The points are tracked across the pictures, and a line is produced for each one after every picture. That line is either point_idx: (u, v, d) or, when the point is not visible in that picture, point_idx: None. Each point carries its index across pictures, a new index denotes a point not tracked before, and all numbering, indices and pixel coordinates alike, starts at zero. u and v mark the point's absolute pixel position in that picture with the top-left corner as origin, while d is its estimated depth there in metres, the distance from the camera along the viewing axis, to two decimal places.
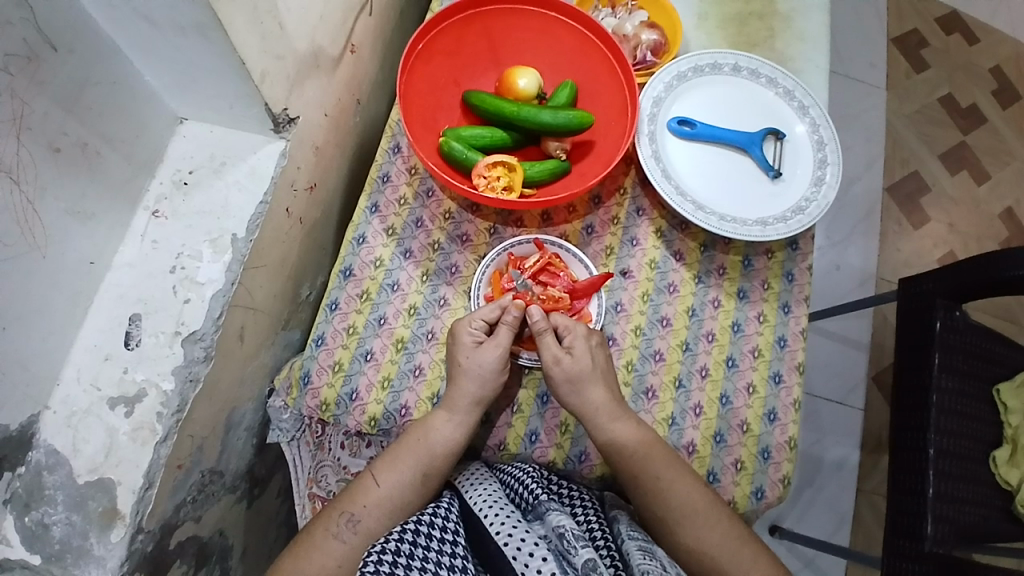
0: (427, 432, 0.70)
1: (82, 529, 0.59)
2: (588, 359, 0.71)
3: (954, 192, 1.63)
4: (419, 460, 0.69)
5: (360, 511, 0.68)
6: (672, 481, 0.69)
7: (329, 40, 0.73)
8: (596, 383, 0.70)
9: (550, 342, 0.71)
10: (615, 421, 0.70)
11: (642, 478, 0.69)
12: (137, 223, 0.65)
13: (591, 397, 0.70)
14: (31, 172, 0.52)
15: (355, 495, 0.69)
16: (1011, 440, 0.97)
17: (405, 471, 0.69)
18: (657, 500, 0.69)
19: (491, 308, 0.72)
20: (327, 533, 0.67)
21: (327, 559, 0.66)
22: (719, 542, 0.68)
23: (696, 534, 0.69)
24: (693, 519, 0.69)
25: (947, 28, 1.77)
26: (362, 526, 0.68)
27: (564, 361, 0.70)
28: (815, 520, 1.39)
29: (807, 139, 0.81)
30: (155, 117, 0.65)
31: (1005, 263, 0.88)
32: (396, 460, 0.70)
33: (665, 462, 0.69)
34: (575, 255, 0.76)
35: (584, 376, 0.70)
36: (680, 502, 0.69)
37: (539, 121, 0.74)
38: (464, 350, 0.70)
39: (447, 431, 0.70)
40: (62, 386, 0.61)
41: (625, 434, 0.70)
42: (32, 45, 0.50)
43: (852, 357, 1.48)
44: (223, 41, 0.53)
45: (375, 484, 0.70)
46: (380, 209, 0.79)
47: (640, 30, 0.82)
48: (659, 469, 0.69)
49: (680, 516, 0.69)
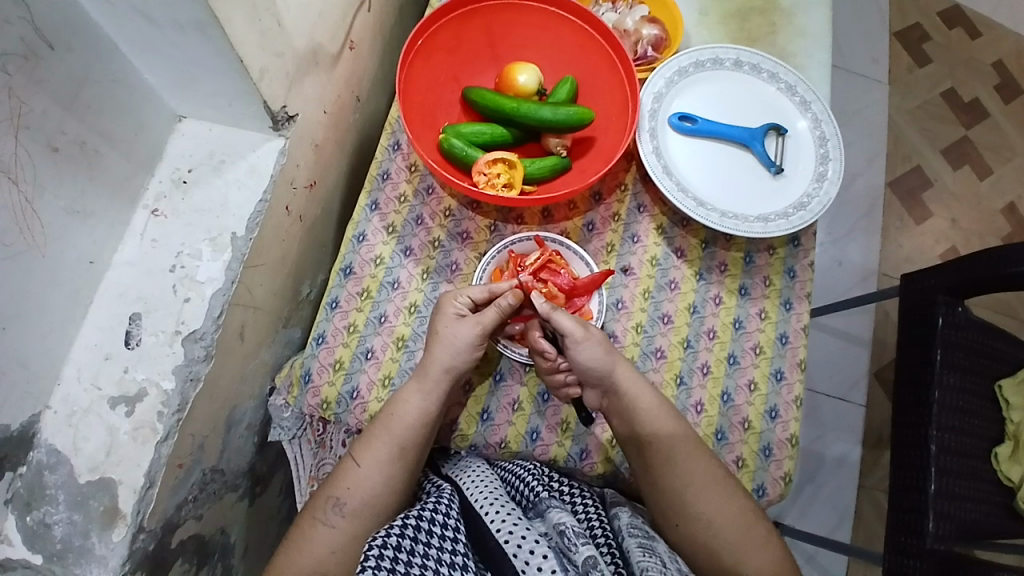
0: (403, 408, 0.69)
1: (83, 528, 0.59)
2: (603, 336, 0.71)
3: (956, 188, 1.62)
4: (393, 436, 0.68)
5: (344, 494, 0.68)
6: (691, 452, 0.69)
7: (328, 37, 0.73)
8: (616, 359, 0.71)
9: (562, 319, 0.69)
10: (637, 392, 0.70)
11: (662, 448, 0.69)
12: (136, 222, 0.65)
13: (614, 370, 0.70)
14: (30, 171, 0.52)
15: (338, 479, 0.69)
16: (1013, 436, 0.97)
17: (381, 448, 0.68)
18: (675, 471, 0.69)
19: (479, 288, 0.71)
20: (314, 520, 0.67)
21: (317, 546, 0.66)
22: (734, 514, 0.69)
23: (713, 505, 0.69)
24: (710, 490, 0.69)
25: (950, 23, 1.76)
26: (348, 508, 0.67)
27: (584, 335, 0.69)
28: (816, 516, 1.39)
29: (809, 135, 0.80)
30: (153, 115, 0.65)
31: (1007, 259, 0.88)
32: (372, 438, 0.69)
33: (684, 434, 0.70)
34: (576, 253, 0.76)
35: (606, 352, 0.70)
36: (699, 472, 0.69)
37: (539, 118, 0.74)
38: (446, 321, 0.70)
39: (416, 402, 0.69)
40: (62, 386, 0.60)
41: (647, 403, 0.70)
42: (30, 44, 0.50)
43: (853, 353, 1.48)
44: (222, 39, 0.53)
45: (356, 465, 0.69)
46: (380, 206, 0.78)
47: (641, 24, 0.81)
48: (680, 438, 0.70)
49: (698, 488, 0.69)
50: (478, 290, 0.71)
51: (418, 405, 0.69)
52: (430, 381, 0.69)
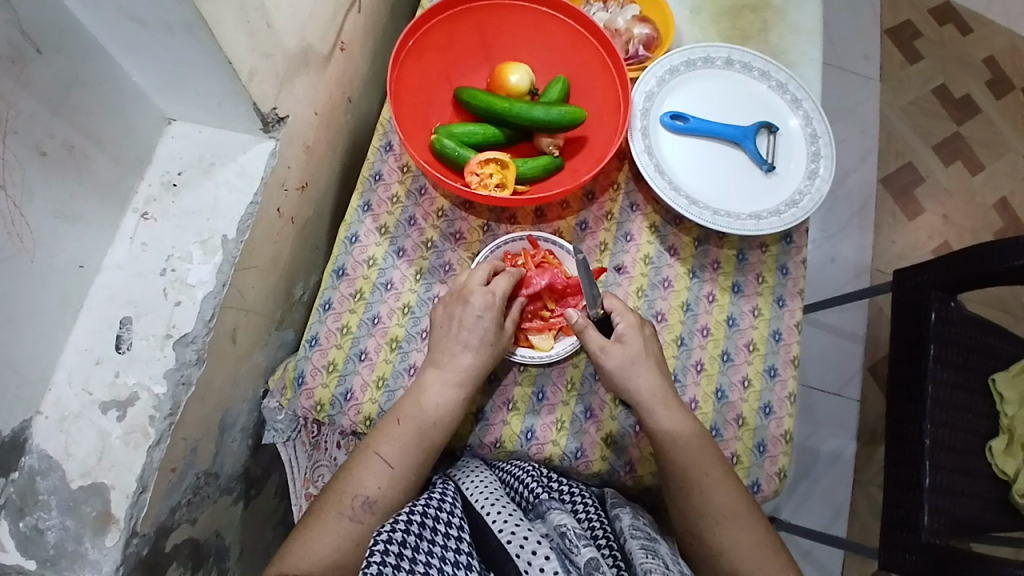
0: (426, 408, 0.69)
1: (76, 533, 0.58)
2: (640, 344, 0.71)
3: (948, 183, 1.63)
4: (426, 434, 0.69)
5: (375, 493, 0.67)
6: (718, 481, 0.69)
7: (318, 38, 0.72)
8: (647, 369, 0.71)
9: (594, 335, 0.71)
10: (670, 411, 0.70)
11: (689, 472, 0.69)
12: (126, 225, 0.65)
13: (641, 385, 0.70)
14: (18, 175, 0.52)
15: (364, 477, 0.68)
16: (1007, 430, 0.97)
17: (416, 449, 0.68)
18: (699, 496, 0.69)
19: (506, 280, 0.71)
20: (341, 516, 0.66)
21: (345, 542, 0.66)
22: (751, 547, 0.68)
23: (734, 535, 0.68)
24: (732, 520, 0.68)
25: (941, 19, 1.77)
26: (378, 506, 0.67)
27: (612, 349, 0.70)
28: (811, 512, 1.39)
29: (801, 133, 0.81)
30: (142, 117, 0.65)
31: (1000, 254, 0.88)
32: (404, 438, 0.68)
33: (714, 459, 0.69)
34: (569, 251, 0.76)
35: (634, 365, 0.70)
36: (723, 500, 0.68)
37: (531, 117, 0.73)
38: (466, 317, 0.70)
39: (417, 403, 0.69)
40: (54, 390, 0.60)
41: (679, 423, 0.70)
42: (17, 47, 0.50)
43: (848, 349, 1.49)
44: (210, 40, 0.53)
45: (385, 464, 0.68)
46: (372, 207, 0.78)
47: (632, 23, 0.81)
48: (710, 464, 0.69)
49: (720, 515, 0.68)
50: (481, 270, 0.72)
51: (448, 408, 0.69)
52: (451, 370, 0.70)
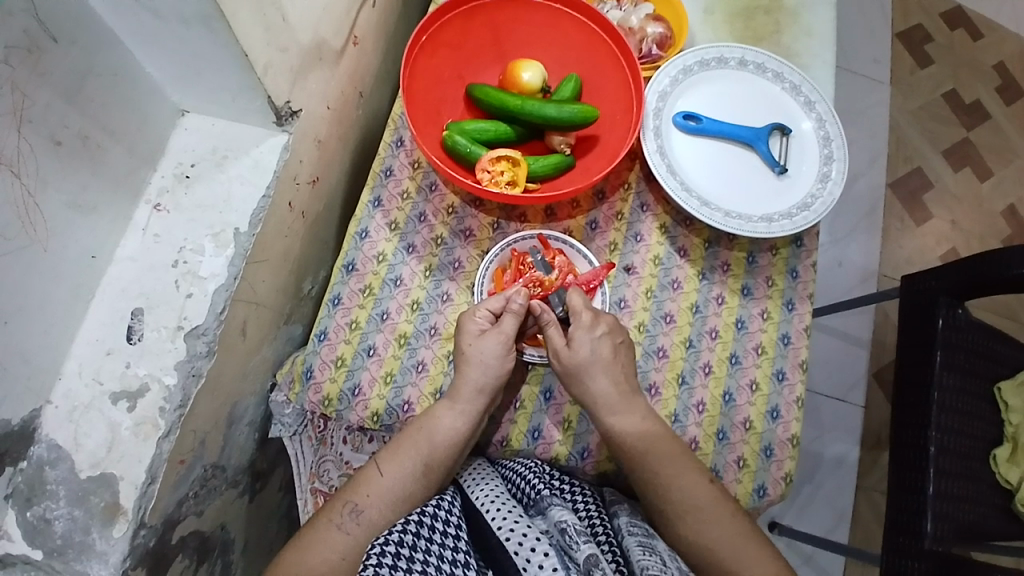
0: (430, 423, 0.68)
1: (83, 524, 0.58)
2: (587, 352, 0.69)
3: (956, 189, 1.62)
4: (426, 449, 0.68)
5: (363, 502, 0.67)
6: (673, 478, 0.68)
7: (332, 33, 0.72)
8: (600, 374, 0.69)
9: (555, 334, 0.72)
10: (622, 415, 0.70)
11: (644, 473, 0.69)
12: (138, 216, 0.65)
13: (596, 390, 0.69)
14: (31, 165, 0.52)
15: (359, 485, 0.68)
16: (1012, 438, 0.97)
17: (407, 462, 0.68)
18: (659, 494, 0.69)
19: (497, 300, 0.71)
20: (330, 524, 0.66)
21: (329, 551, 0.65)
22: (723, 537, 0.67)
23: (701, 528, 0.68)
24: (694, 513, 0.68)
25: (952, 25, 1.76)
26: (364, 517, 0.67)
27: (563, 356, 0.70)
28: (814, 516, 1.39)
29: (814, 135, 0.80)
30: (156, 109, 0.65)
31: (1010, 260, 0.88)
32: (398, 449, 0.69)
33: (669, 457, 0.69)
34: (579, 250, 0.76)
35: (587, 370, 0.69)
36: (683, 496, 0.68)
37: (543, 116, 0.73)
38: (468, 338, 0.70)
39: (448, 420, 0.68)
40: (64, 380, 0.60)
41: (631, 427, 0.69)
42: (32, 36, 0.49)
43: (853, 354, 1.49)
44: (226, 33, 0.53)
45: (378, 473, 0.69)
46: (382, 203, 0.78)
47: (646, 23, 0.81)
48: (663, 465, 0.68)
49: (680, 510, 0.68)
50: (495, 302, 0.70)
51: (448, 425, 0.68)
52: (463, 402, 0.68)
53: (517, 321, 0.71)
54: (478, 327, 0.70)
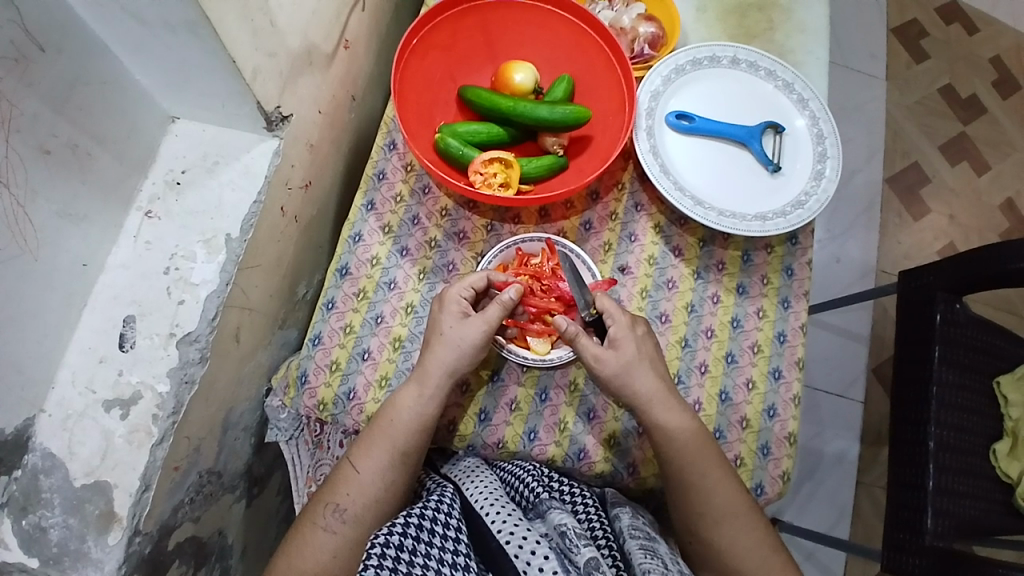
0: (400, 412, 0.68)
1: (79, 532, 0.58)
2: (633, 349, 0.69)
3: (954, 184, 1.62)
4: (393, 441, 0.68)
5: (345, 501, 0.67)
6: (717, 480, 0.68)
7: (322, 37, 0.72)
8: (644, 368, 0.69)
9: (587, 343, 0.69)
10: (673, 413, 0.69)
11: (687, 474, 0.68)
12: (130, 224, 0.65)
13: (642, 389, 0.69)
14: (21, 174, 0.52)
15: (337, 485, 0.68)
16: (1012, 433, 0.97)
17: (380, 454, 0.68)
18: (698, 497, 0.68)
19: (480, 276, 0.71)
20: (315, 526, 0.67)
21: (319, 552, 0.65)
22: (749, 546, 0.69)
23: (733, 534, 0.68)
24: (732, 519, 0.68)
25: (947, 19, 1.75)
26: (349, 514, 0.67)
27: (606, 359, 0.68)
28: (814, 513, 1.39)
29: (807, 133, 0.80)
30: (146, 116, 0.65)
31: (1006, 255, 0.88)
32: (371, 445, 0.68)
33: (713, 461, 0.69)
34: (584, 261, 0.75)
35: (629, 370, 0.69)
36: (724, 501, 0.68)
37: (535, 117, 0.73)
38: (448, 319, 0.69)
39: (417, 406, 0.68)
40: (57, 389, 0.60)
41: (683, 426, 0.68)
42: (19, 46, 0.49)
43: (852, 349, 1.48)
44: (213, 39, 0.53)
45: (355, 471, 0.68)
46: (376, 206, 0.78)
47: (638, 22, 0.80)
48: (708, 467, 0.68)
49: (718, 516, 0.68)
50: (478, 279, 0.70)
51: (419, 412, 0.68)
52: (433, 385, 0.68)
53: (505, 311, 0.69)
54: (459, 308, 0.70)
